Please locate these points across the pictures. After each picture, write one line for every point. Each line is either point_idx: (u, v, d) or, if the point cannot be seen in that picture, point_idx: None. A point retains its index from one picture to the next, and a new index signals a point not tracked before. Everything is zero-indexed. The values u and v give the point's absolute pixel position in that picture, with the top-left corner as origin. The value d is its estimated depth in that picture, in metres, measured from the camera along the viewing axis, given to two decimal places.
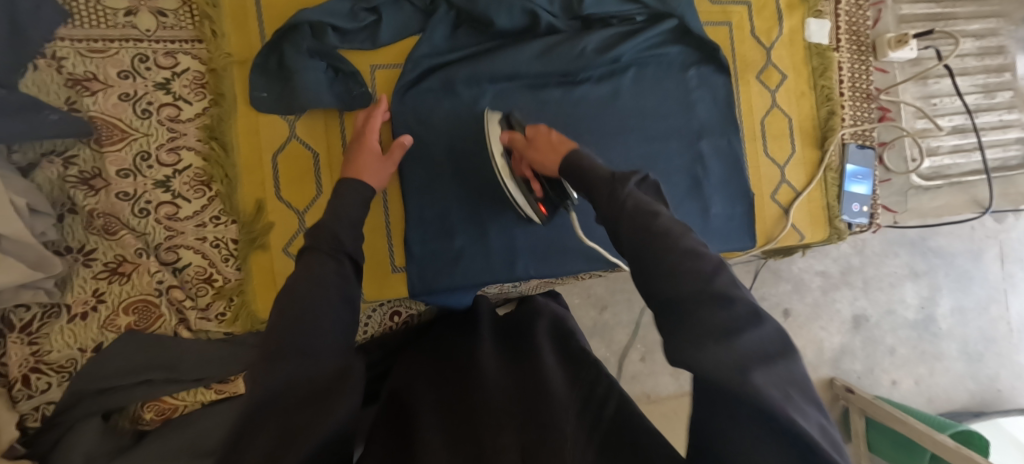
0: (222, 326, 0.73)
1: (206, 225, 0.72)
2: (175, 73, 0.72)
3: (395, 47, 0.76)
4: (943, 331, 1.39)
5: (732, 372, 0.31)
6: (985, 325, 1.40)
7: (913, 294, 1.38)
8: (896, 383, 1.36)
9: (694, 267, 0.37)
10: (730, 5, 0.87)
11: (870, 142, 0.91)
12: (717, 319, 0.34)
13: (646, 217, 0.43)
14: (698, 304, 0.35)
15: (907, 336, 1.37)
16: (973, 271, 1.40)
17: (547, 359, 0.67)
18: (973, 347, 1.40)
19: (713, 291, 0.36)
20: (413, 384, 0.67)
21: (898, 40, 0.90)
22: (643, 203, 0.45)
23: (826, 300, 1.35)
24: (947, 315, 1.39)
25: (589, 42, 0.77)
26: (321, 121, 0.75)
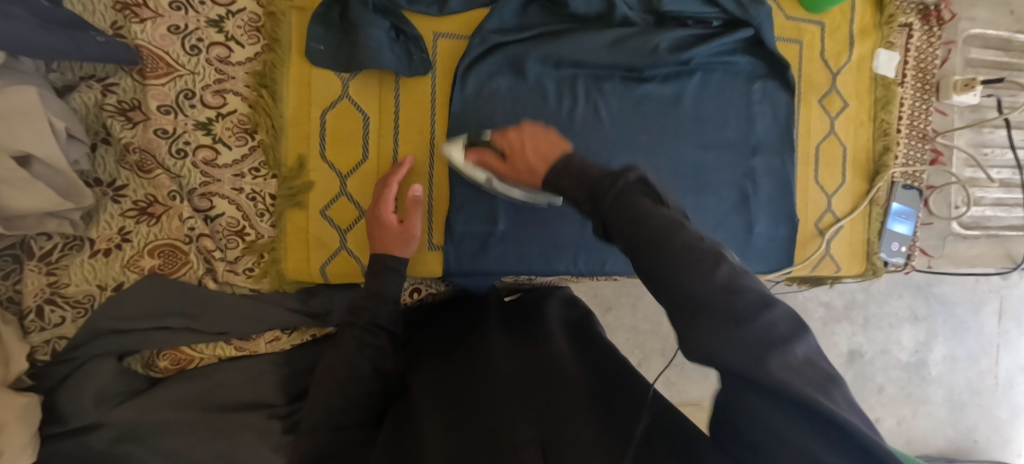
0: (248, 282, 0.69)
1: (243, 176, 0.69)
2: (229, 11, 0.68)
3: (463, 16, 0.73)
4: (932, 377, 1.40)
5: (749, 366, 0.30)
6: (973, 376, 1.42)
7: (910, 338, 1.39)
8: (879, 421, 1.38)
9: (696, 262, 0.34)
10: (805, 23, 0.84)
11: (919, 183, 0.90)
12: (719, 304, 0.32)
13: (630, 218, 0.38)
14: (692, 278, 0.33)
15: (897, 376, 1.39)
16: (971, 322, 1.41)
17: (558, 346, 0.64)
18: (959, 397, 1.41)
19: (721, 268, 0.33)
20: (420, 377, 0.63)
21: (965, 84, 0.87)
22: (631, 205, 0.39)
23: (826, 332, 1.36)
24: (939, 361, 1.40)
25: (662, 40, 0.75)
26: (376, 84, 0.71)
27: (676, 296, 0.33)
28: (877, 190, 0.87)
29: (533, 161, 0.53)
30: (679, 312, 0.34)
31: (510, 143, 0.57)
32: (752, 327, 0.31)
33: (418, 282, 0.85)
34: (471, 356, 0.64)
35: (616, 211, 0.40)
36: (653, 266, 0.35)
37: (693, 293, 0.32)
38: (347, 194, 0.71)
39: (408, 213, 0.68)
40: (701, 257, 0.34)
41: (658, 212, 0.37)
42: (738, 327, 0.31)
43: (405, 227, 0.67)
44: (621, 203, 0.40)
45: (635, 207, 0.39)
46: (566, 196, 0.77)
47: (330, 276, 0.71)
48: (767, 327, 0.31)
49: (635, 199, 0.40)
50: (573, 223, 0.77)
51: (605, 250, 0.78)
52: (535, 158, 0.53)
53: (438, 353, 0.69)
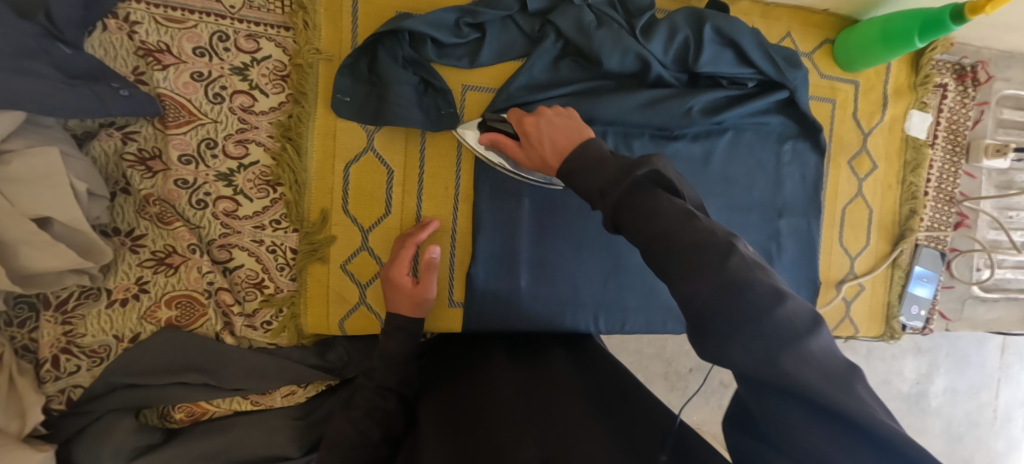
0: (266, 336, 0.68)
1: (264, 228, 0.67)
2: (255, 59, 0.66)
3: (494, 68, 0.71)
4: (932, 408, 1.41)
5: (764, 366, 0.31)
6: (972, 408, 1.43)
7: (912, 369, 1.39)
8: None
9: (707, 247, 0.35)
10: (838, 82, 0.83)
11: (941, 246, 0.90)
12: (728, 301, 0.32)
13: (643, 220, 0.38)
14: (703, 269, 0.34)
15: (897, 407, 1.39)
16: (973, 356, 1.42)
17: (560, 372, 0.63)
18: (956, 428, 1.42)
19: (727, 255, 0.34)
20: (425, 407, 0.62)
21: (996, 149, 0.86)
22: (643, 194, 0.40)
23: None
24: (940, 393, 1.41)
25: (697, 102, 0.73)
26: (401, 138, 0.69)
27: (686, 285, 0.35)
28: (900, 252, 0.87)
29: (547, 153, 0.56)
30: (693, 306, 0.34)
31: (527, 131, 0.59)
32: (767, 324, 0.31)
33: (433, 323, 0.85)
34: (476, 379, 0.63)
35: (627, 208, 0.40)
36: (662, 251, 0.36)
37: (704, 282, 0.33)
38: (368, 249, 0.69)
39: (425, 275, 0.66)
40: (716, 256, 0.34)
41: (668, 211, 0.38)
42: (754, 329, 0.31)
43: (417, 290, 0.66)
44: (631, 199, 0.40)
45: (650, 203, 0.39)
46: (590, 251, 0.76)
47: (348, 330, 0.70)
48: (782, 324, 0.31)
49: (650, 195, 0.40)
50: (595, 281, 0.76)
51: (626, 308, 0.77)
52: (549, 150, 0.56)
53: (444, 380, 0.67)
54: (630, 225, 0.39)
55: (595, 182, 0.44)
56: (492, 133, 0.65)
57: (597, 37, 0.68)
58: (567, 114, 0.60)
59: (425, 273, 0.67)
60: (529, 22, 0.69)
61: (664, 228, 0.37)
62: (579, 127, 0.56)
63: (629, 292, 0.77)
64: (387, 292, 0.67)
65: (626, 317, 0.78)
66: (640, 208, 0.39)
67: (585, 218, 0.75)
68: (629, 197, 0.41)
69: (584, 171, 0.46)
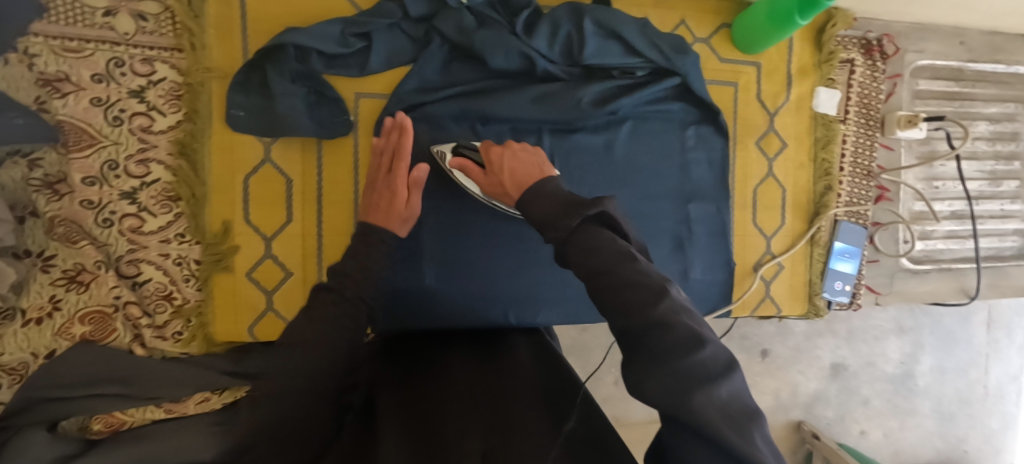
0: (177, 346, 0.71)
1: (169, 242, 0.70)
2: (151, 81, 0.69)
3: (385, 75, 0.73)
4: (919, 388, 1.38)
5: (676, 403, 0.32)
6: (962, 386, 1.40)
7: (896, 350, 1.36)
8: (864, 433, 1.36)
9: (642, 287, 0.37)
10: (740, 65, 0.83)
11: (863, 220, 0.89)
12: (655, 339, 0.34)
13: (586, 254, 0.40)
14: (638, 308, 0.36)
15: (883, 389, 1.36)
16: (959, 333, 1.39)
17: (517, 361, 0.64)
18: (947, 407, 1.40)
19: (658, 298, 0.36)
20: (378, 390, 0.61)
21: (908, 121, 0.86)
22: (591, 233, 0.42)
23: (808, 346, 1.32)
24: (926, 373, 1.38)
25: (586, 94, 0.74)
26: (298, 148, 0.72)
27: (624, 322, 0.37)
28: (817, 229, 0.87)
29: (506, 182, 0.59)
30: (627, 340, 0.37)
31: (493, 159, 0.63)
32: (684, 365, 0.33)
33: None
34: (433, 371, 0.63)
35: (575, 245, 0.41)
36: (608, 289, 0.38)
37: (636, 317, 0.36)
38: (273, 257, 0.72)
39: (411, 191, 0.68)
40: (649, 298, 0.36)
41: (609, 249, 0.40)
42: (673, 369, 0.33)
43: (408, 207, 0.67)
44: (580, 236, 0.42)
45: (596, 241, 0.41)
46: (500, 247, 0.78)
47: (258, 336, 0.72)
48: (698, 368, 0.33)
49: (595, 231, 0.42)
50: (508, 273, 0.78)
51: (542, 299, 0.79)
52: (509, 180, 0.59)
53: (397, 366, 0.67)
54: (574, 260, 0.41)
55: (549, 212, 0.46)
56: (463, 160, 0.67)
57: (478, 37, 0.70)
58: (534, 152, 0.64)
59: (411, 190, 0.68)
60: (414, 27, 0.72)
61: (604, 266, 0.39)
62: (542, 166, 0.60)
63: (541, 286, 0.79)
64: (371, 196, 0.66)
65: (540, 309, 0.79)
66: (583, 243, 0.41)
67: (487, 215, 0.77)
68: (576, 233, 0.42)
69: (539, 201, 0.49)
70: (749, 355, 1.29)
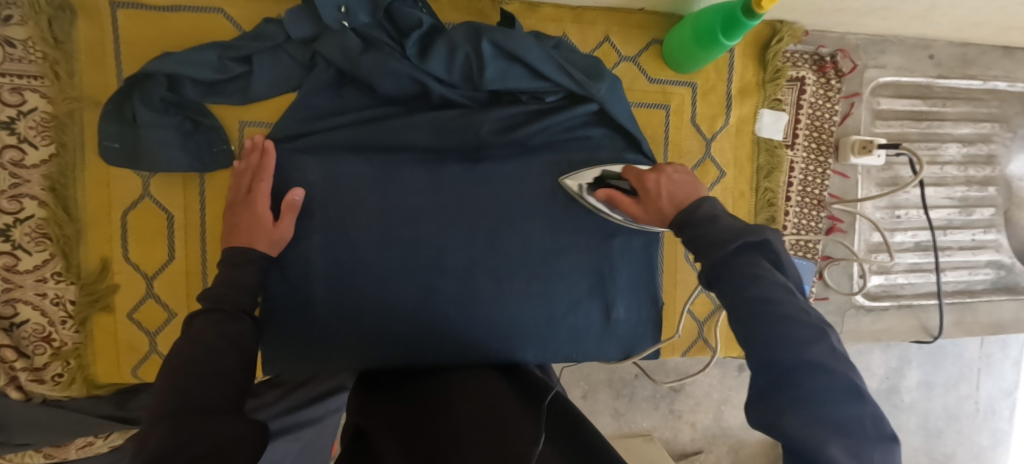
0: (57, 389, 0.67)
1: (46, 281, 0.66)
2: (21, 111, 0.64)
3: (271, 102, 0.69)
4: (905, 404, 1.29)
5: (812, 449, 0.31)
6: (951, 401, 1.31)
7: (880, 364, 1.27)
8: None
9: (798, 326, 0.36)
10: (671, 85, 0.76)
11: (812, 254, 0.81)
12: (805, 377, 0.33)
13: (741, 282, 0.39)
14: (789, 343, 0.35)
15: None
16: (949, 347, 1.30)
17: (519, 386, 0.59)
18: (934, 424, 1.31)
19: (814, 339, 0.35)
20: (368, 419, 0.52)
21: (863, 146, 0.78)
22: (752, 261, 0.40)
23: None
24: (913, 388, 1.29)
25: (487, 121, 0.70)
26: (179, 183, 0.68)
27: (772, 355, 0.35)
28: None
29: (667, 209, 0.59)
30: (767, 373, 0.35)
31: (648, 187, 0.62)
32: (829, 409, 0.32)
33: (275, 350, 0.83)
34: (431, 388, 0.58)
35: (727, 271, 0.40)
36: (758, 318, 0.37)
37: (788, 352, 0.34)
38: (155, 296, 0.68)
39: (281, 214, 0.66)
40: (806, 337, 0.35)
41: (770, 282, 0.38)
42: (826, 410, 0.32)
43: (276, 226, 0.65)
44: (732, 263, 0.40)
45: (750, 269, 0.39)
46: (402, 278, 0.71)
47: (143, 377, 0.69)
48: (852, 419, 0.32)
49: (755, 261, 0.40)
50: (416, 289, 0.71)
51: (497, 322, 0.72)
52: (672, 205, 0.59)
53: (387, 392, 0.61)
54: (729, 287, 0.39)
55: (712, 234, 0.44)
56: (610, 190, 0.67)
57: (364, 63, 0.64)
58: (684, 172, 0.64)
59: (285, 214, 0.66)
60: (298, 51, 0.66)
61: (760, 295, 0.37)
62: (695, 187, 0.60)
63: (444, 324, 0.71)
64: (237, 220, 0.65)
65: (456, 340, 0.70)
66: (741, 272, 0.39)
67: (382, 246, 0.70)
68: (728, 258, 0.41)
69: (700, 225, 0.46)
70: (725, 369, 1.22)
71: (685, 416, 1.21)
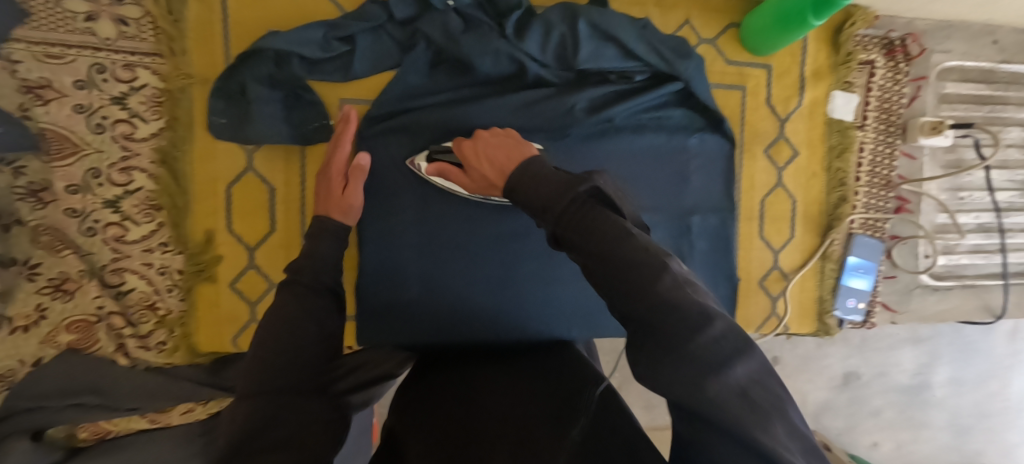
0: (161, 356, 0.70)
1: (152, 251, 0.69)
2: (132, 87, 0.68)
3: (369, 80, 0.71)
4: (936, 399, 1.31)
5: (693, 393, 0.30)
6: (980, 398, 1.33)
7: (912, 359, 1.29)
8: (876, 445, 1.31)
9: (647, 264, 0.34)
10: (747, 67, 0.78)
11: (880, 233, 0.84)
12: (663, 320, 0.32)
13: (586, 235, 0.36)
14: (642, 290, 0.33)
15: (896, 400, 1.30)
16: (979, 344, 1.31)
17: (540, 369, 0.59)
18: (963, 419, 1.33)
19: (663, 275, 0.33)
20: (403, 409, 0.55)
21: (932, 127, 0.79)
22: (585, 211, 0.37)
23: (818, 354, 1.26)
24: (943, 384, 1.31)
25: (579, 100, 0.71)
26: (281, 155, 0.70)
27: (630, 308, 0.34)
28: (829, 244, 0.81)
29: (489, 174, 0.57)
30: (636, 327, 0.34)
31: (466, 157, 0.60)
32: (695, 349, 0.30)
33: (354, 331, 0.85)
34: (456, 374, 0.59)
35: (568, 228, 0.37)
36: (614, 271, 0.34)
37: (647, 300, 0.32)
38: (256, 267, 0.70)
39: (351, 182, 0.65)
40: (652, 276, 0.33)
41: (609, 225, 0.36)
42: (687, 349, 0.30)
43: (344, 194, 0.64)
44: (574, 220, 0.37)
45: (597, 219, 0.37)
46: (472, 260, 0.74)
47: (242, 347, 0.71)
48: (708, 347, 0.31)
49: (597, 211, 0.37)
50: (494, 269, 0.75)
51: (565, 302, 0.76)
52: (493, 170, 0.56)
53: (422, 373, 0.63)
54: (576, 245, 0.37)
55: (540, 194, 0.41)
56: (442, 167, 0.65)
57: (465, 42, 0.67)
58: (503, 132, 0.62)
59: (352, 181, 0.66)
60: (398, 31, 0.69)
61: (606, 245, 0.35)
62: (517, 144, 0.57)
63: (517, 304, 0.75)
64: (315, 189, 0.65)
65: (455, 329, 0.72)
66: (584, 224, 0.36)
67: (471, 226, 0.73)
68: (575, 210, 0.38)
69: (529, 182, 0.43)
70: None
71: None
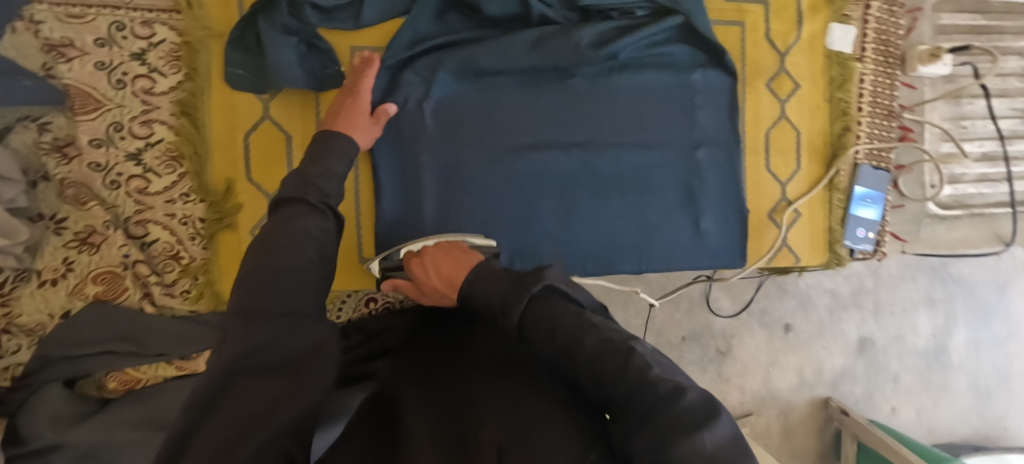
0: (186, 303, 0.71)
1: (175, 202, 0.71)
2: (151, 43, 0.70)
3: (379, 28, 0.73)
4: (953, 363, 1.29)
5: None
6: (999, 361, 1.31)
7: (927, 323, 1.28)
8: (895, 411, 1.29)
9: (611, 352, 0.37)
10: (746, 4, 0.80)
11: (886, 164, 0.85)
12: (637, 400, 0.34)
13: (547, 329, 0.39)
14: (613, 375, 0.36)
15: (914, 365, 1.29)
16: (995, 304, 1.30)
17: None
18: (984, 383, 1.31)
19: (627, 359, 0.36)
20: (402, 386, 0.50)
21: (930, 54, 0.81)
22: (544, 311, 0.40)
23: (832, 321, 1.26)
24: (961, 348, 1.29)
25: (584, 35, 0.72)
26: (297, 103, 0.72)
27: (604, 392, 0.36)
28: (836, 174, 0.82)
29: (441, 288, 0.56)
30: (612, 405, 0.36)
31: (415, 275, 0.59)
32: (667, 418, 0.32)
33: (373, 292, 0.85)
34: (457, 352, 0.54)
35: (530, 326, 0.40)
36: (582, 358, 0.38)
37: (617, 383, 0.35)
38: None
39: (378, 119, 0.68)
40: (619, 361, 0.36)
41: (567, 316, 0.39)
42: (662, 421, 0.32)
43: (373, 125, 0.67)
44: (530, 322, 0.40)
45: (550, 311, 0.40)
46: (484, 201, 0.76)
47: None
48: (684, 416, 0.32)
49: (552, 303, 0.41)
50: (507, 208, 0.77)
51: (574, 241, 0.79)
52: (441, 283, 0.56)
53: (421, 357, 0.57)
54: (541, 342, 0.39)
55: (494, 296, 0.43)
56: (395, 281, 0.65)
57: None
58: (449, 244, 0.62)
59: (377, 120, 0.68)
60: None
61: (567, 340, 0.38)
62: (460, 253, 0.58)
63: (542, 240, 0.78)
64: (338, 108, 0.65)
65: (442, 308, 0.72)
66: (542, 316, 0.40)
67: (488, 166, 0.76)
68: (529, 308, 0.41)
69: (480, 286, 0.45)
70: (770, 331, 1.24)
71: (734, 379, 1.22)
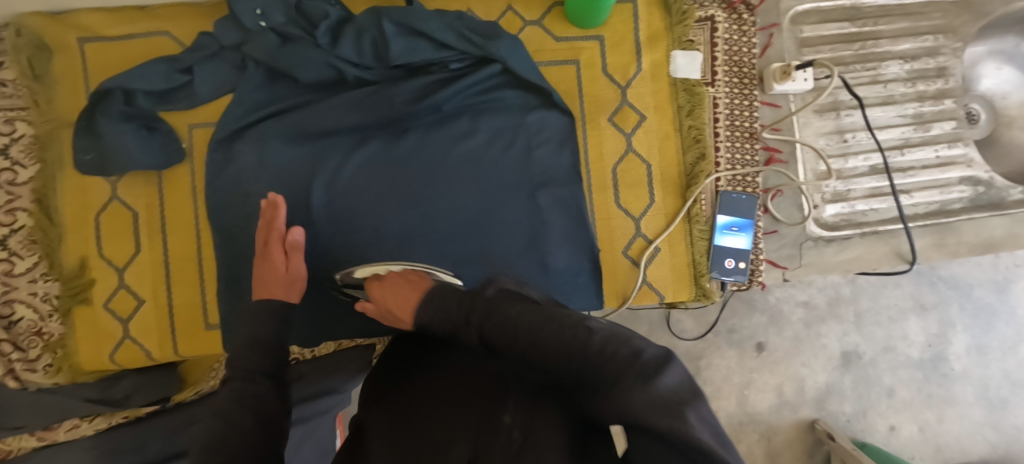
0: (48, 377, 0.75)
1: (37, 281, 0.76)
2: (13, 139, 0.76)
3: (211, 105, 0.77)
4: (957, 373, 1.06)
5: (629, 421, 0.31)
6: (1013, 367, 1.07)
7: (919, 331, 1.05)
8: (894, 430, 1.05)
9: (571, 330, 0.39)
10: (579, 41, 0.79)
11: (753, 188, 0.80)
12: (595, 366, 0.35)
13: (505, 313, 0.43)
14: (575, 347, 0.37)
15: (910, 376, 1.05)
16: (996, 305, 1.07)
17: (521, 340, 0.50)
18: (994, 392, 1.07)
19: (592, 334, 0.38)
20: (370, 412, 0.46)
21: (782, 72, 0.77)
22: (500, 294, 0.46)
23: (810, 335, 1.04)
24: (963, 355, 1.06)
25: (403, 91, 0.74)
26: (141, 183, 0.77)
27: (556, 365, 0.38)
28: (694, 204, 0.79)
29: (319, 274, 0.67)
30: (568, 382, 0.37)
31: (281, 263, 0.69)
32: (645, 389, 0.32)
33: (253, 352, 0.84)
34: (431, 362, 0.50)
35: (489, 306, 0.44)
36: (544, 327, 0.40)
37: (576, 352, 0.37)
38: (126, 286, 0.77)
39: (290, 256, 0.70)
40: (581, 334, 0.38)
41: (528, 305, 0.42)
42: (624, 383, 0.33)
43: (288, 271, 0.69)
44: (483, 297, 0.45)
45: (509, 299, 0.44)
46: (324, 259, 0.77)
47: (119, 362, 0.77)
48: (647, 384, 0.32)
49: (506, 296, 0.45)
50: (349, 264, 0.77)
51: None
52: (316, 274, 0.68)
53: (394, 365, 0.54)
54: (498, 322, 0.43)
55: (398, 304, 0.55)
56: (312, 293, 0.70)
57: (284, 58, 0.73)
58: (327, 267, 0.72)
59: (291, 255, 0.70)
60: (231, 56, 0.75)
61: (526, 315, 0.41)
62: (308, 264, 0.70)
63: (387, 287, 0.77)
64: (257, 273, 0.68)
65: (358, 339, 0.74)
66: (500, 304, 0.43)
67: (327, 226, 0.77)
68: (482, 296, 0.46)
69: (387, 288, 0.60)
70: (741, 350, 1.03)
71: None
